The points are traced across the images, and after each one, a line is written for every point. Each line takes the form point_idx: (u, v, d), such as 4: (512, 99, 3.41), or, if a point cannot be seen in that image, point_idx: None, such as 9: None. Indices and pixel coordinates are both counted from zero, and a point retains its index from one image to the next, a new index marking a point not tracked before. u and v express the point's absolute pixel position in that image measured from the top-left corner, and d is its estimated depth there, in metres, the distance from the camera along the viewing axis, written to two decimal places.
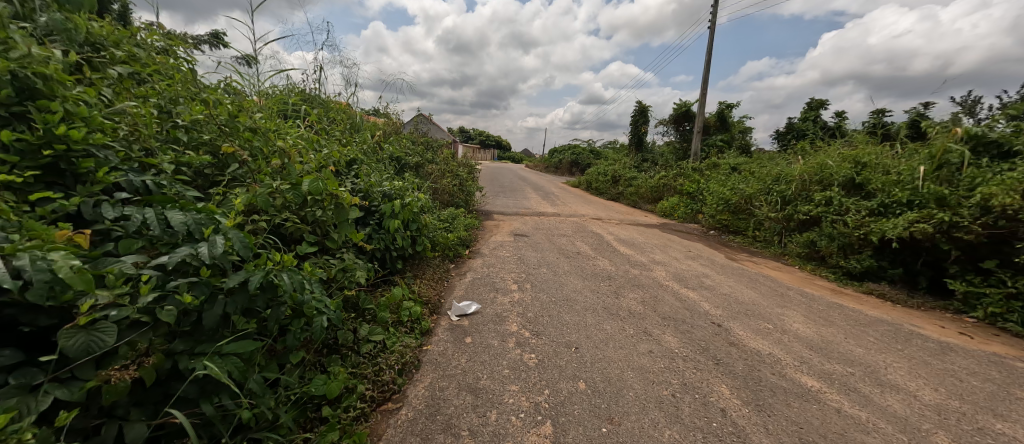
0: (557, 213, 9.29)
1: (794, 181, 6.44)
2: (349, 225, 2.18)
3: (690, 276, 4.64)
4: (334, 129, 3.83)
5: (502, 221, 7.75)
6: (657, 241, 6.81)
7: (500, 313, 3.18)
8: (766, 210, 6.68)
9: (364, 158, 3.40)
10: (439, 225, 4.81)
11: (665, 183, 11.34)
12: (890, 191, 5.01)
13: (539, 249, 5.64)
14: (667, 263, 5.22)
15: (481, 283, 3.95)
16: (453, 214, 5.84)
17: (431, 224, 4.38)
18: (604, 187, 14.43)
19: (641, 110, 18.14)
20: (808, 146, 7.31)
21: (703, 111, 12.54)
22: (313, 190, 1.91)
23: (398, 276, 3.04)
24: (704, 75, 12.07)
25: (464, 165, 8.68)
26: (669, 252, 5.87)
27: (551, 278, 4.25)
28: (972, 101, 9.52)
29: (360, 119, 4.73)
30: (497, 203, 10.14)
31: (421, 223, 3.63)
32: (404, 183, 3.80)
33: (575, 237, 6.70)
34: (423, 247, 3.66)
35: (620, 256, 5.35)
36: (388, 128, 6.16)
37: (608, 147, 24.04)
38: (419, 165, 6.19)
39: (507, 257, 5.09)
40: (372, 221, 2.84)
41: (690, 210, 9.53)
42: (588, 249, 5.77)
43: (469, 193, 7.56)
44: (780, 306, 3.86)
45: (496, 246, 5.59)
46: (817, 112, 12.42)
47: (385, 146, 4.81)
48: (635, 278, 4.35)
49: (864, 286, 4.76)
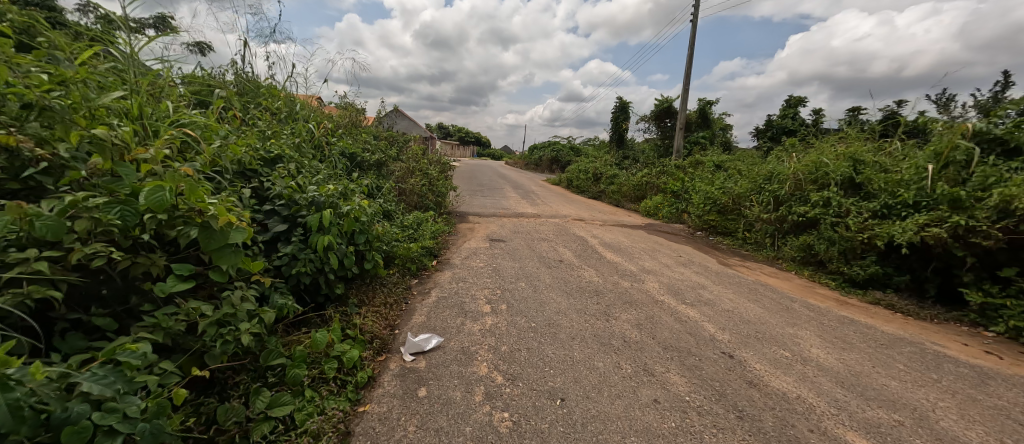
0: (537, 214, 8.70)
1: (788, 180, 6.04)
2: (235, 251, 1.55)
3: (686, 289, 4.11)
4: (260, 119, 3.11)
5: (477, 225, 7.08)
6: (644, 245, 6.29)
7: (467, 348, 2.55)
8: (758, 210, 6.26)
9: (295, 155, 2.72)
10: (399, 233, 4.13)
11: (649, 181, 10.92)
12: (895, 192, 4.64)
13: (516, 258, 5.01)
14: (657, 272, 4.69)
15: (447, 305, 3.31)
16: (419, 219, 5.16)
17: (388, 233, 3.70)
18: (586, 185, 13.93)
19: (621, 107, 17.77)
20: (797, 143, 6.97)
21: (686, 107, 12.19)
22: (150, 202, 1.33)
23: (333, 308, 2.38)
24: (687, 70, 11.72)
25: (435, 164, 7.96)
26: (659, 259, 5.35)
27: (529, 296, 3.64)
28: (947, 99, 9.51)
29: (303, 109, 3.99)
30: (474, 203, 9.44)
31: (371, 234, 2.96)
32: (349, 185, 3.13)
33: (557, 241, 6.10)
34: (374, 263, 2.99)
35: (607, 265, 4.79)
36: (342, 121, 5.39)
37: (588, 144, 23.68)
38: (380, 163, 5.47)
39: (479, 269, 4.45)
40: (295, 235, 2.20)
41: (675, 210, 9.10)
42: (572, 256, 5.20)
43: (440, 193, 6.85)
44: (790, 324, 3.38)
45: (468, 255, 4.94)
46: (796, 109, 12.29)
47: (333, 140, 4.09)
48: (625, 293, 3.79)
49: (869, 296, 4.37)
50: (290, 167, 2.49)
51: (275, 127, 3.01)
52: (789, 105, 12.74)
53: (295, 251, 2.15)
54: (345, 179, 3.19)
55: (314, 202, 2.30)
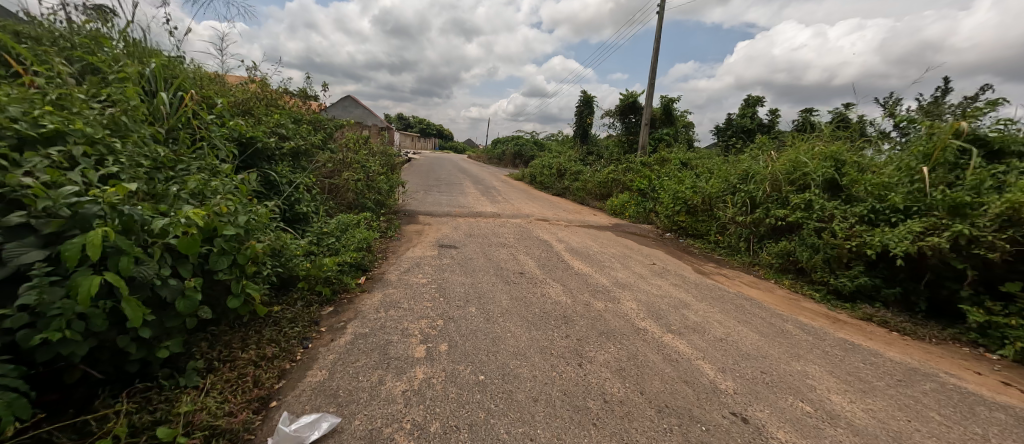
0: (496, 213, 7.88)
1: (764, 180, 5.53)
2: None
3: (665, 311, 3.39)
4: (49, 81, 2.05)
5: (427, 227, 6.13)
6: (614, 252, 5.61)
7: (374, 436, 1.69)
8: (731, 212, 5.74)
9: (98, 130, 1.84)
10: (296, 244, 3.06)
11: (614, 178, 10.42)
12: (881, 195, 4.19)
13: (466, 271, 4.14)
14: (631, 288, 3.99)
15: (366, 351, 2.46)
16: (346, 223, 4.18)
17: (278, 247, 2.70)
18: (550, 181, 13.25)
19: (586, 101, 17.28)
20: (768, 141, 6.57)
21: (651, 103, 11.81)
22: None
23: (128, 397, 1.58)
24: (652, 64, 11.27)
25: (379, 156, 6.88)
26: (631, 269, 4.69)
27: (476, 332, 2.79)
28: (895, 103, 9.73)
29: (160, 75, 2.89)
30: (427, 200, 8.46)
31: (233, 257, 2.07)
32: (199, 181, 2.19)
33: (516, 248, 5.29)
34: (239, 300, 2.08)
35: (576, 278, 4.11)
36: (240, 99, 4.25)
37: (552, 139, 23.16)
38: (293, 152, 4.40)
39: (414, 291, 3.53)
40: (37, 270, 1.29)
41: (641, 209, 8.59)
42: (534, 268, 4.43)
43: (380, 191, 5.83)
44: (794, 358, 2.74)
45: (409, 269, 4.08)
46: (754, 108, 12.25)
47: (189, 118, 2.95)
48: (599, 321, 3.04)
49: (859, 311, 3.79)
50: (77, 147, 1.67)
51: (67, 91, 1.99)
52: (748, 104, 12.73)
53: (45, 301, 1.27)
54: (195, 176, 2.21)
55: (83, 210, 1.39)
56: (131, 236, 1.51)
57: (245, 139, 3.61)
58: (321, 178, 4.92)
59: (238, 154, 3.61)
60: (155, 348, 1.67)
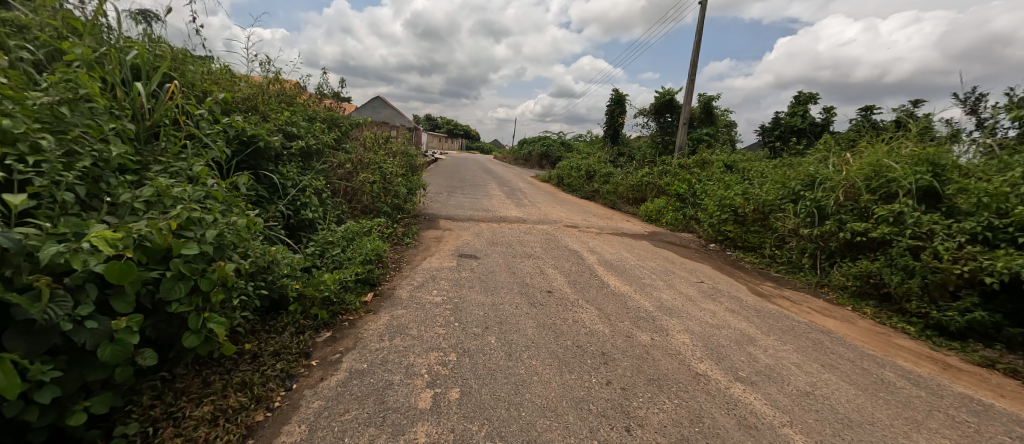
0: (522, 218, 7.36)
1: (834, 187, 4.74)
2: None
3: (728, 349, 2.76)
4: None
5: (447, 233, 5.69)
6: (653, 266, 4.98)
7: None
8: (793, 223, 4.98)
9: (17, 122, 1.46)
10: (291, 258, 2.64)
11: (649, 182, 9.69)
12: (1001, 209, 3.38)
13: (486, 288, 3.65)
14: (680, 314, 3.37)
15: (360, 398, 1.98)
16: (355, 231, 3.78)
17: (263, 264, 2.28)
18: (579, 183, 12.63)
19: (617, 100, 16.50)
20: (835, 142, 5.73)
21: (690, 101, 10.97)
22: None
23: None
24: (693, 59, 10.45)
25: (399, 157, 6.51)
26: (676, 289, 4.06)
27: (495, 374, 2.28)
28: (979, 99, 8.51)
29: (143, 64, 2.55)
30: (450, 204, 8.05)
31: (191, 284, 1.66)
32: (156, 186, 1.80)
33: (543, 259, 4.76)
34: (198, 338, 1.66)
35: (613, 301, 3.54)
36: (247, 94, 3.93)
37: (581, 140, 22.43)
38: (301, 153, 4.05)
39: (426, 313, 3.05)
40: None
41: (681, 216, 7.85)
42: (564, 285, 3.88)
43: (397, 194, 5.44)
44: (914, 426, 2.07)
45: (422, 285, 3.62)
46: (806, 106, 11.16)
47: (175, 114, 2.60)
48: (646, 363, 2.46)
49: (974, 353, 3.03)
50: None
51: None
52: (799, 103, 11.65)
53: None
54: (152, 183, 1.82)
55: None
56: (2, 267, 1.15)
57: (244, 138, 3.25)
58: (333, 180, 4.56)
59: (237, 154, 3.27)
60: (68, 413, 1.27)
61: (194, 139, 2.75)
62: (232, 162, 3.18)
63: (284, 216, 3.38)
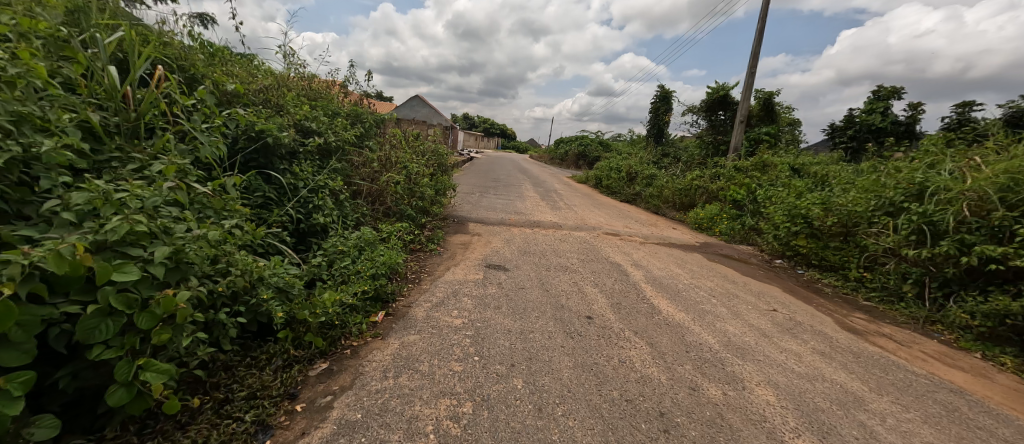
0: (557, 223, 6.81)
1: (952, 200, 3.86)
2: None
3: (831, 416, 2.08)
4: None
5: (475, 239, 5.24)
6: (711, 286, 4.27)
7: None
8: (890, 241, 4.10)
9: None
10: (286, 273, 2.26)
11: (699, 186, 8.82)
12: None
13: (515, 310, 3.13)
14: (755, 357, 2.70)
15: None
16: (371, 238, 3.39)
17: (244, 284, 1.89)
18: (619, 185, 11.85)
19: (663, 97, 15.49)
20: (943, 145, 4.74)
21: (748, 97, 9.92)
22: None
23: None
24: (753, 50, 9.41)
25: (429, 155, 6.13)
26: (744, 320, 3.36)
27: (520, 439, 1.75)
28: None
29: (130, 47, 2.23)
30: (481, 205, 7.63)
31: (123, 322, 1.28)
32: (95, 190, 1.45)
33: (581, 274, 4.19)
34: (128, 394, 1.26)
35: (669, 334, 2.92)
36: (263, 86, 3.64)
37: (621, 140, 21.41)
38: (317, 150, 3.73)
39: (442, 341, 2.58)
40: None
41: (738, 226, 6.99)
42: (606, 308, 3.30)
43: (424, 196, 5.04)
44: None
45: (442, 303, 3.16)
46: (888, 103, 9.79)
47: (166, 104, 2.29)
48: (723, 434, 1.85)
49: None
50: None
51: None
52: (879, 99, 10.25)
53: None
54: (91, 185, 1.45)
55: None
56: None
57: (251, 134, 2.94)
58: (354, 180, 4.22)
59: (243, 150, 2.95)
60: None
61: (188, 134, 2.44)
62: (237, 161, 2.86)
63: (292, 220, 3.04)
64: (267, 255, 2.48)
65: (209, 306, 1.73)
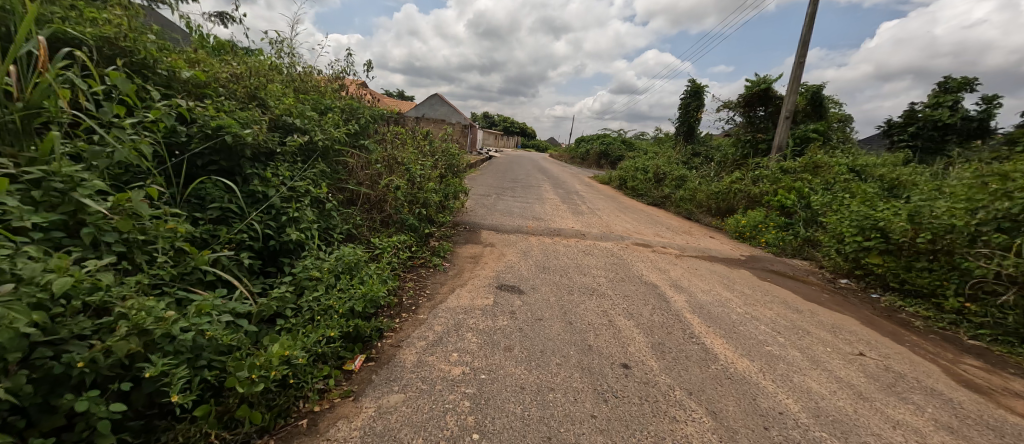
0: (580, 230, 6.11)
1: None
2: None
3: None
4: None
5: (488, 251, 4.61)
6: (771, 317, 3.50)
7: None
8: None
9: None
10: (217, 320, 1.67)
11: (739, 189, 7.93)
12: None
13: (532, 353, 2.48)
14: (862, 437, 1.96)
15: None
16: (359, 257, 2.79)
17: (132, 349, 1.30)
18: (645, 187, 10.98)
19: (693, 92, 14.49)
20: None
21: (795, 90, 8.93)
22: None
23: None
24: (802, 38, 8.42)
25: (437, 155, 5.53)
26: (827, 372, 2.60)
27: None
28: None
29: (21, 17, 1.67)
30: (497, 210, 7.00)
31: None
32: None
33: (611, 298, 3.50)
34: None
35: (736, 395, 2.20)
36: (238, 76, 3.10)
37: (646, 139, 20.39)
38: (300, 152, 3.18)
39: (433, 405, 1.93)
40: None
41: (788, 236, 6.12)
42: (647, 351, 2.61)
43: (429, 203, 4.45)
44: None
45: (441, 341, 2.53)
46: (959, 96, 8.62)
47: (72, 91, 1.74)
48: None
49: None
50: None
51: None
52: (947, 92, 9.06)
53: None
54: None
55: None
56: None
57: (204, 132, 2.38)
58: (347, 186, 3.66)
59: (200, 147, 2.38)
60: None
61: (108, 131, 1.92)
62: (186, 164, 2.31)
63: (259, 237, 2.47)
64: (204, 292, 1.89)
65: (63, 385, 1.18)
